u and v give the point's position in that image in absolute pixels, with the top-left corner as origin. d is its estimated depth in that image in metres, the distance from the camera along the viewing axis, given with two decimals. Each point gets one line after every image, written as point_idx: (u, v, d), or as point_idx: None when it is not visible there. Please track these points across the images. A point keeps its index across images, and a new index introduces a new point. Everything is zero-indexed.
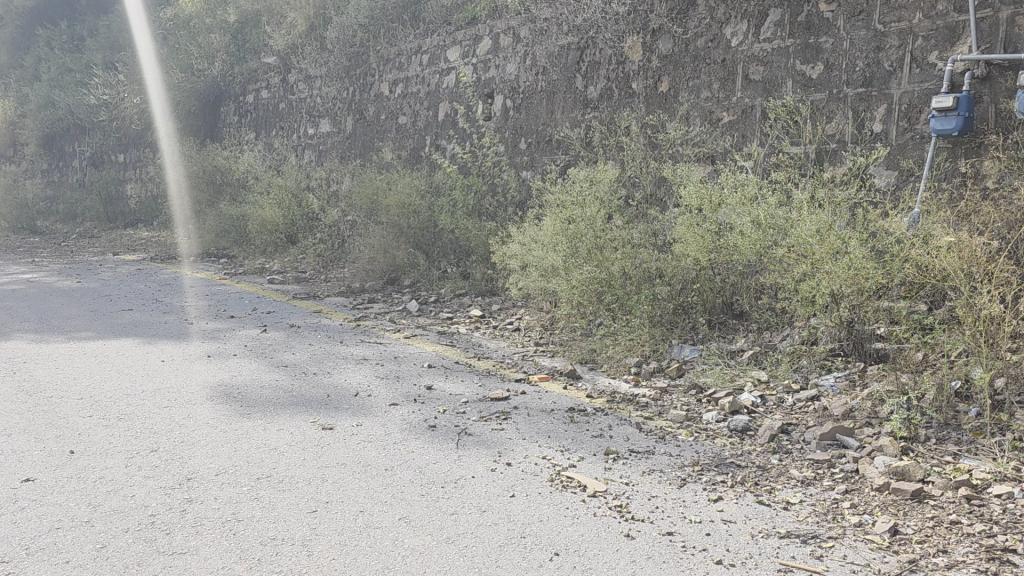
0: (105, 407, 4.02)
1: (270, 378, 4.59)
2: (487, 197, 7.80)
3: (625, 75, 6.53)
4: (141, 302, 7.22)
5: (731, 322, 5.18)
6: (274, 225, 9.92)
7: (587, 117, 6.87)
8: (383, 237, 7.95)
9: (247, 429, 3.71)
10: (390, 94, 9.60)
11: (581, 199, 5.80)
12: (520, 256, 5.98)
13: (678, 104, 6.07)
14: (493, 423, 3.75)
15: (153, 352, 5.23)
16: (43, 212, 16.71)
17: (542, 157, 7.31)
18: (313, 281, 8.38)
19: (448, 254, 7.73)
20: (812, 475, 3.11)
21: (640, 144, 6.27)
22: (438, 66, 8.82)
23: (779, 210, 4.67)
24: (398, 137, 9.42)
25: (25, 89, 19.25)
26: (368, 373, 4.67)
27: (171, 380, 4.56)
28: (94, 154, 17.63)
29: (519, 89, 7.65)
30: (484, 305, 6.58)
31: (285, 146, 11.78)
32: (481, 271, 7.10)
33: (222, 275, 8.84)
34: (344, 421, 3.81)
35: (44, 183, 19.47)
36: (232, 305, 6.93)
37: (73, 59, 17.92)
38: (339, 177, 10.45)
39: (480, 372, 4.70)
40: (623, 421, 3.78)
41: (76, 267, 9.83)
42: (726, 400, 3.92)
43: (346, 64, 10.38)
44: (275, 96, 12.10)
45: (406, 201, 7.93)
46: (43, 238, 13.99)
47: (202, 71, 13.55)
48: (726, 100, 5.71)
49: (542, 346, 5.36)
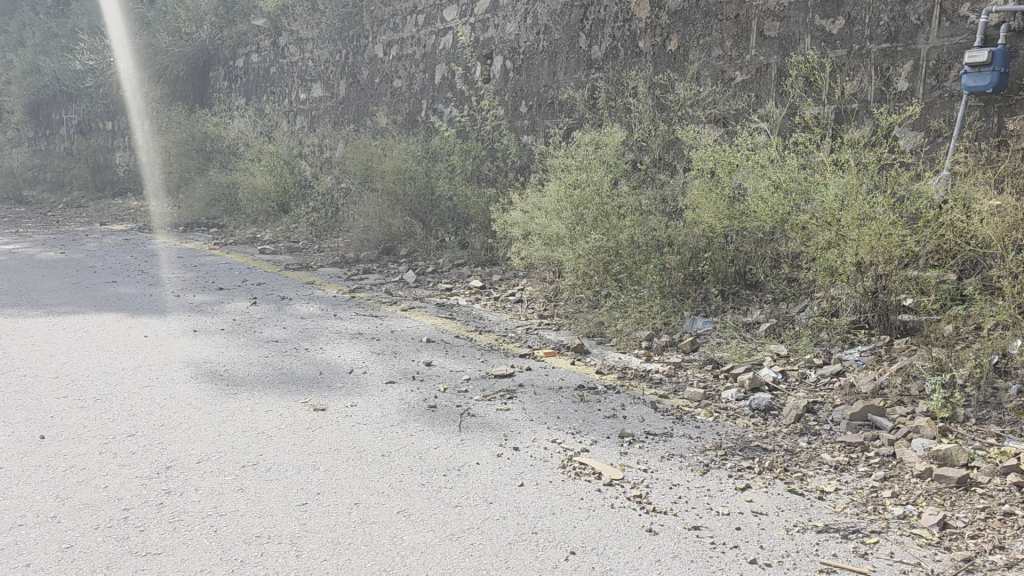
0: (82, 387, 3.76)
1: (260, 355, 4.33)
2: (486, 162, 7.49)
3: (632, 34, 6.20)
4: (126, 273, 6.94)
5: (745, 293, 4.95)
6: (266, 193, 9.62)
7: (591, 78, 6.56)
8: (378, 205, 7.67)
9: (233, 410, 3.46)
10: (384, 56, 9.24)
11: (587, 163, 5.51)
12: (521, 224, 5.70)
13: (688, 64, 5.76)
14: (498, 403, 3.50)
15: (136, 327, 4.96)
16: (31, 181, 16.34)
17: (544, 121, 7.00)
18: (306, 251, 8.10)
19: (446, 222, 7.47)
20: (846, 460, 2.85)
21: (648, 106, 5.97)
22: (434, 27, 8.47)
23: (799, 174, 4.39)
24: (393, 102, 9.08)
25: (11, 55, 18.80)
26: (363, 349, 4.41)
27: (153, 357, 4.30)
28: (82, 122, 17.24)
29: (520, 50, 7.32)
30: (485, 276, 6.31)
31: (277, 112, 11.42)
32: (480, 241, 6.83)
33: (212, 246, 8.55)
34: (338, 401, 3.55)
35: (32, 152, 19.06)
36: (221, 277, 6.66)
37: (59, 23, 17.45)
38: (333, 143, 10.12)
39: (482, 346, 4.45)
40: (636, 400, 3.53)
41: (60, 238, 9.53)
42: (746, 377, 3.66)
43: (338, 25, 10.01)
44: (265, 60, 11.72)
45: (402, 167, 7.63)
46: (30, 208, 13.66)
47: (190, 34, 13.09)
48: (739, 58, 5.41)
49: (546, 318, 5.10)
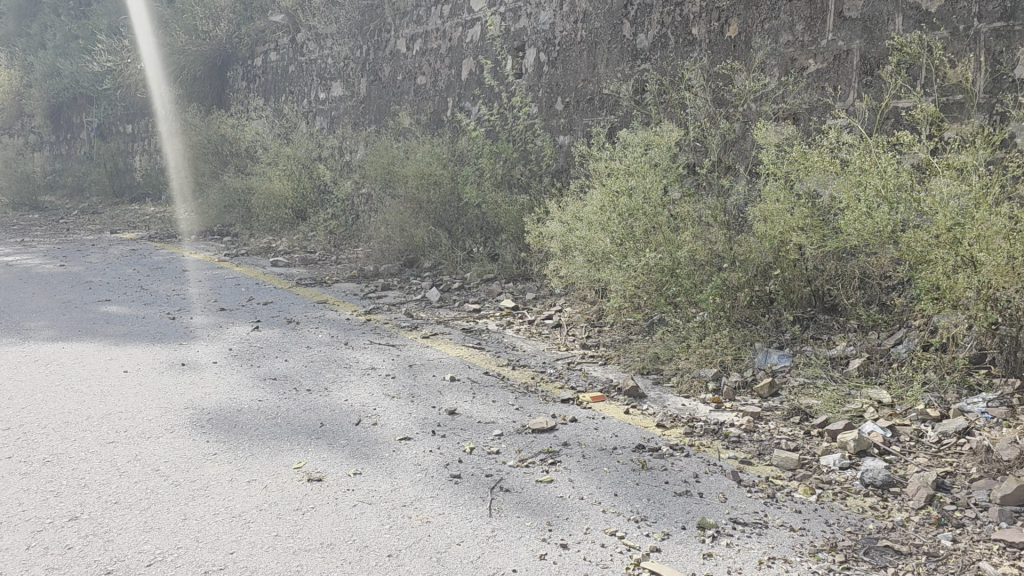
0: (33, 444, 3.10)
1: (252, 398, 3.64)
2: (518, 165, 6.78)
3: (684, 19, 5.46)
4: (122, 290, 6.31)
5: (823, 317, 4.28)
6: (282, 200, 9.05)
7: (637, 70, 5.81)
8: (399, 213, 7.00)
9: (209, 480, 2.78)
10: (407, 51, 8.57)
11: (636, 166, 4.77)
12: (559, 237, 5.00)
13: (751, 52, 5.00)
14: (538, 472, 2.78)
15: (118, 359, 4.30)
16: (50, 186, 15.91)
17: (583, 119, 6.28)
18: (322, 263, 7.46)
19: (473, 232, 6.87)
20: (1015, 573, 2.09)
21: (704, 101, 5.21)
22: (461, 18, 7.78)
23: (900, 178, 3.63)
24: (416, 100, 8.40)
25: (31, 58, 18.43)
26: (375, 391, 3.70)
27: (127, 401, 3.62)
28: (102, 126, 16.78)
29: (555, 41, 6.61)
30: (517, 294, 5.63)
31: (295, 113, 10.78)
32: (512, 253, 6.17)
33: (222, 257, 7.93)
34: (338, 468, 2.86)
35: (52, 156, 18.67)
36: (224, 295, 6.00)
37: (80, 25, 17.06)
38: (353, 145, 9.48)
39: (516, 387, 3.73)
40: (713, 468, 2.80)
41: (65, 248, 8.98)
42: (849, 436, 2.92)
43: (359, 19, 9.37)
44: (284, 58, 11.11)
45: (425, 171, 6.97)
46: (45, 214, 13.22)
47: (207, 33, 12.52)
48: (813, 44, 4.66)
49: (590, 348, 4.38)
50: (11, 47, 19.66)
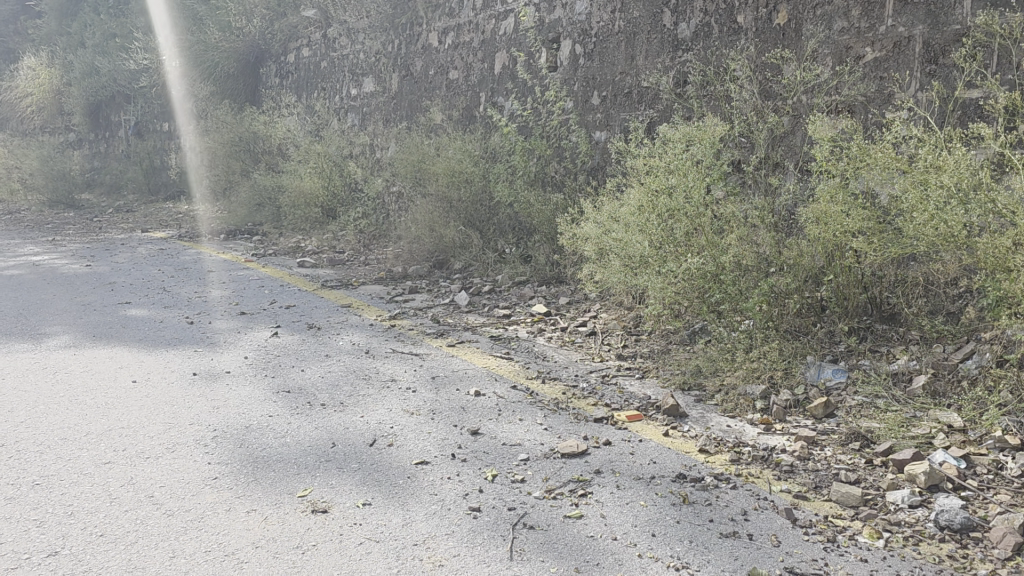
0: (24, 465, 2.89)
1: (263, 413, 3.41)
2: (552, 163, 6.49)
3: (728, 6, 5.12)
4: (144, 292, 6.14)
5: (880, 328, 3.95)
6: (313, 198, 8.86)
7: (678, 61, 5.48)
8: (429, 213, 6.76)
9: (205, 509, 2.53)
10: (439, 44, 8.31)
11: (676, 163, 4.45)
12: (595, 240, 4.71)
13: (802, 40, 4.66)
14: (566, 505, 2.50)
15: (129, 367, 4.10)
16: (88, 184, 15.96)
17: (620, 114, 5.97)
18: (350, 264, 7.23)
19: (506, 232, 6.60)
20: None
21: (750, 93, 4.87)
22: (494, 10, 7.50)
23: (973, 176, 3.28)
24: (448, 95, 8.13)
25: (70, 57, 18.53)
26: (394, 407, 3.44)
27: (131, 415, 3.41)
28: (139, 124, 16.80)
29: (591, 32, 6.31)
30: (550, 299, 5.34)
31: (327, 110, 10.60)
32: (546, 255, 5.90)
33: (249, 257, 7.75)
34: (346, 497, 2.60)
35: (91, 154, 18.76)
36: (247, 297, 5.80)
37: (118, 23, 17.11)
38: (384, 142, 9.26)
39: (545, 402, 3.45)
40: (765, 503, 2.49)
41: (95, 247, 8.89)
42: (918, 467, 2.59)
43: (390, 13, 9.14)
44: (316, 54, 10.92)
45: (456, 169, 6.71)
46: (80, 213, 13.21)
47: (240, 29, 12.40)
48: (870, 31, 4.31)
49: (626, 359, 4.08)
50: (52, 46, 19.82)
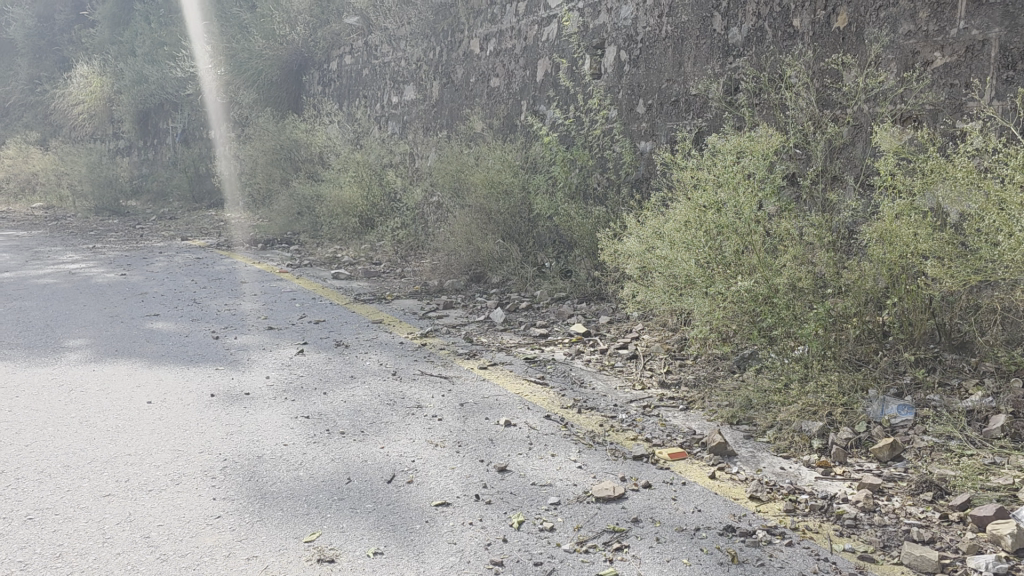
0: (19, 497, 2.71)
1: (278, 441, 3.20)
2: (595, 174, 6.23)
3: (784, 10, 4.81)
4: (174, 303, 6.00)
5: (950, 358, 3.65)
6: (352, 207, 8.72)
7: (728, 67, 5.18)
8: (466, 224, 6.54)
9: (202, 555, 2.31)
10: (481, 51, 8.11)
11: (726, 176, 4.16)
12: (638, 258, 4.44)
13: (864, 45, 4.33)
14: (599, 562, 2.22)
15: (146, 386, 3.92)
16: (135, 191, 16.09)
17: (666, 123, 5.69)
18: (385, 276, 7.05)
19: (546, 245, 6.35)
20: None
21: (807, 101, 4.55)
22: (537, 15, 7.27)
23: None
24: (489, 104, 7.91)
25: (120, 65, 18.77)
26: (418, 437, 3.20)
27: (140, 441, 3.22)
28: (186, 132, 16.90)
29: (637, 38, 6.03)
30: (589, 317, 5.08)
31: (368, 118, 10.47)
32: (587, 270, 5.64)
33: (284, 268, 7.61)
34: (356, 544, 2.36)
35: (140, 161, 18.96)
36: (276, 311, 5.62)
37: (168, 33, 17.30)
38: (424, 151, 9.08)
39: (581, 435, 3.18)
40: (826, 565, 2.19)
41: (132, 255, 8.84)
42: (1003, 526, 2.28)
43: (432, 20, 8.97)
44: (358, 62, 10.80)
45: (494, 179, 6.49)
46: (125, 219, 13.28)
47: (283, 37, 12.34)
48: (940, 34, 3.98)
49: (669, 387, 3.79)
50: (104, 55, 20.13)
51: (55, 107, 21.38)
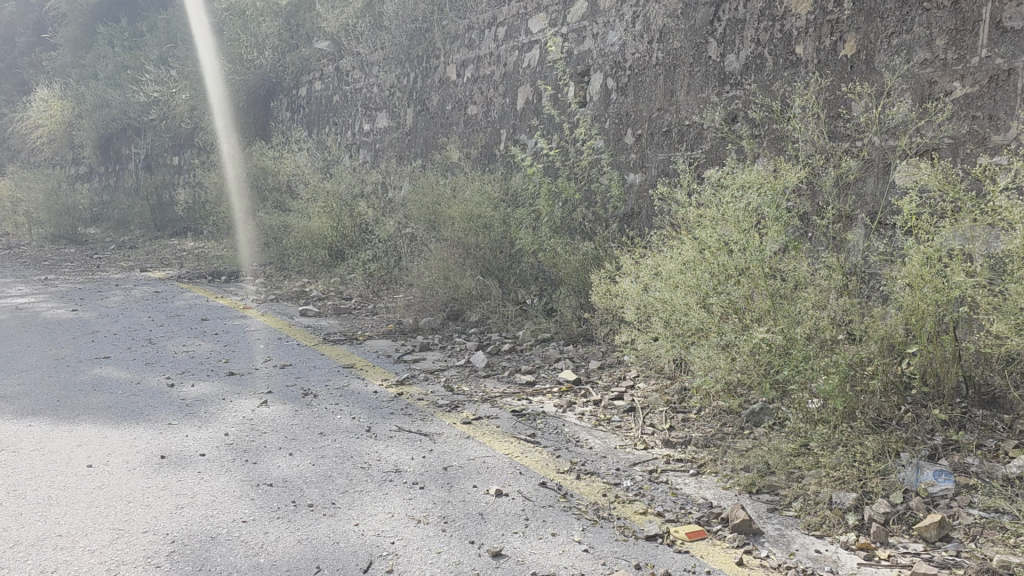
0: None
1: (235, 517, 2.77)
2: (580, 208, 5.92)
3: (785, 36, 4.53)
4: (126, 344, 5.53)
5: (980, 415, 3.34)
6: (321, 238, 8.31)
7: (725, 96, 4.89)
8: (443, 258, 6.18)
9: None
10: (457, 78, 7.79)
11: (732, 213, 3.83)
12: (634, 300, 4.10)
13: (874, 73, 4.06)
14: None
15: (88, 447, 3.47)
16: (94, 219, 15.49)
17: (658, 154, 5.39)
18: (357, 313, 6.65)
19: (528, 282, 6.02)
20: None
21: (813, 133, 4.27)
22: (517, 41, 6.97)
23: None
24: (466, 132, 7.59)
25: (81, 88, 18.22)
26: (396, 510, 2.80)
27: (75, 517, 2.77)
28: (149, 157, 16.38)
29: (625, 64, 5.74)
30: (578, 361, 4.74)
31: (338, 145, 10.11)
32: (573, 310, 5.30)
33: (248, 303, 7.17)
34: None
35: (101, 188, 18.40)
36: (238, 354, 5.18)
37: (132, 56, 16.84)
38: (397, 181, 8.73)
39: (585, 508, 2.80)
40: None
41: (86, 288, 8.33)
42: None
43: (406, 44, 8.65)
44: (328, 87, 10.45)
45: (474, 213, 6.17)
46: (82, 249, 12.74)
47: (251, 61, 11.95)
48: (959, 63, 3.71)
49: (675, 446, 3.43)
50: (65, 78, 19.60)
51: (14, 132, 20.77)
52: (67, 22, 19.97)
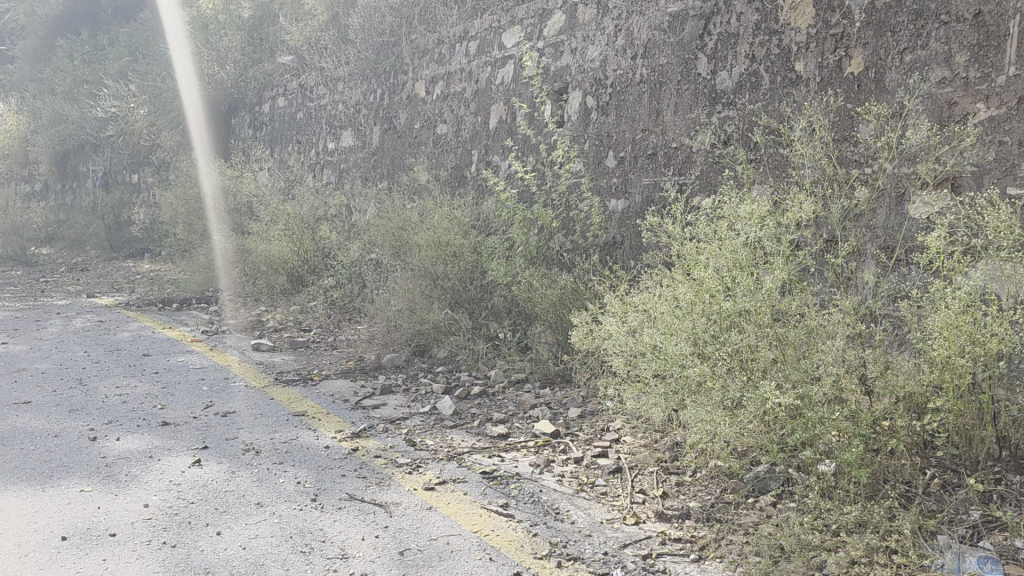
0: None
1: None
2: (557, 236, 5.47)
3: (783, 51, 4.12)
4: (54, 386, 4.95)
5: (1019, 482, 2.88)
6: (280, 264, 7.77)
7: (716, 117, 4.47)
8: (408, 289, 5.68)
9: None
10: (426, 95, 7.33)
11: (731, 248, 3.38)
12: (620, 345, 3.63)
13: (885, 93, 3.65)
14: None
15: None
16: (48, 239, 14.79)
17: (642, 179, 4.96)
18: (315, 348, 6.12)
19: (500, 315, 5.55)
20: None
21: (817, 158, 3.84)
22: (490, 55, 6.53)
23: None
24: (435, 152, 7.12)
25: (37, 103, 17.52)
26: None
27: None
28: (106, 175, 15.71)
29: (605, 81, 5.32)
30: (556, 409, 4.26)
31: (302, 165, 9.61)
32: (549, 348, 4.84)
33: (197, 336, 6.60)
34: None
35: (57, 207, 17.67)
36: (177, 399, 4.62)
37: (92, 70, 16.22)
38: (362, 204, 8.25)
39: None
40: None
41: (24, 317, 7.70)
42: None
43: (373, 59, 8.20)
44: (292, 104, 9.95)
45: (442, 240, 5.68)
46: (30, 271, 12.04)
47: (213, 76, 11.48)
48: (983, 82, 3.31)
49: (671, 521, 2.95)
50: (22, 92, 18.89)
51: None
52: (25, 35, 19.30)
